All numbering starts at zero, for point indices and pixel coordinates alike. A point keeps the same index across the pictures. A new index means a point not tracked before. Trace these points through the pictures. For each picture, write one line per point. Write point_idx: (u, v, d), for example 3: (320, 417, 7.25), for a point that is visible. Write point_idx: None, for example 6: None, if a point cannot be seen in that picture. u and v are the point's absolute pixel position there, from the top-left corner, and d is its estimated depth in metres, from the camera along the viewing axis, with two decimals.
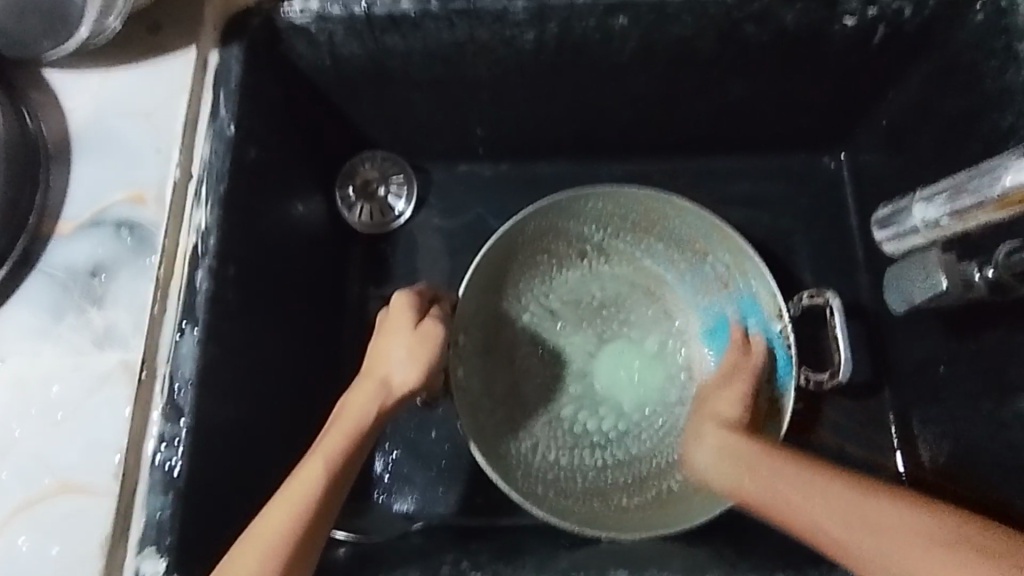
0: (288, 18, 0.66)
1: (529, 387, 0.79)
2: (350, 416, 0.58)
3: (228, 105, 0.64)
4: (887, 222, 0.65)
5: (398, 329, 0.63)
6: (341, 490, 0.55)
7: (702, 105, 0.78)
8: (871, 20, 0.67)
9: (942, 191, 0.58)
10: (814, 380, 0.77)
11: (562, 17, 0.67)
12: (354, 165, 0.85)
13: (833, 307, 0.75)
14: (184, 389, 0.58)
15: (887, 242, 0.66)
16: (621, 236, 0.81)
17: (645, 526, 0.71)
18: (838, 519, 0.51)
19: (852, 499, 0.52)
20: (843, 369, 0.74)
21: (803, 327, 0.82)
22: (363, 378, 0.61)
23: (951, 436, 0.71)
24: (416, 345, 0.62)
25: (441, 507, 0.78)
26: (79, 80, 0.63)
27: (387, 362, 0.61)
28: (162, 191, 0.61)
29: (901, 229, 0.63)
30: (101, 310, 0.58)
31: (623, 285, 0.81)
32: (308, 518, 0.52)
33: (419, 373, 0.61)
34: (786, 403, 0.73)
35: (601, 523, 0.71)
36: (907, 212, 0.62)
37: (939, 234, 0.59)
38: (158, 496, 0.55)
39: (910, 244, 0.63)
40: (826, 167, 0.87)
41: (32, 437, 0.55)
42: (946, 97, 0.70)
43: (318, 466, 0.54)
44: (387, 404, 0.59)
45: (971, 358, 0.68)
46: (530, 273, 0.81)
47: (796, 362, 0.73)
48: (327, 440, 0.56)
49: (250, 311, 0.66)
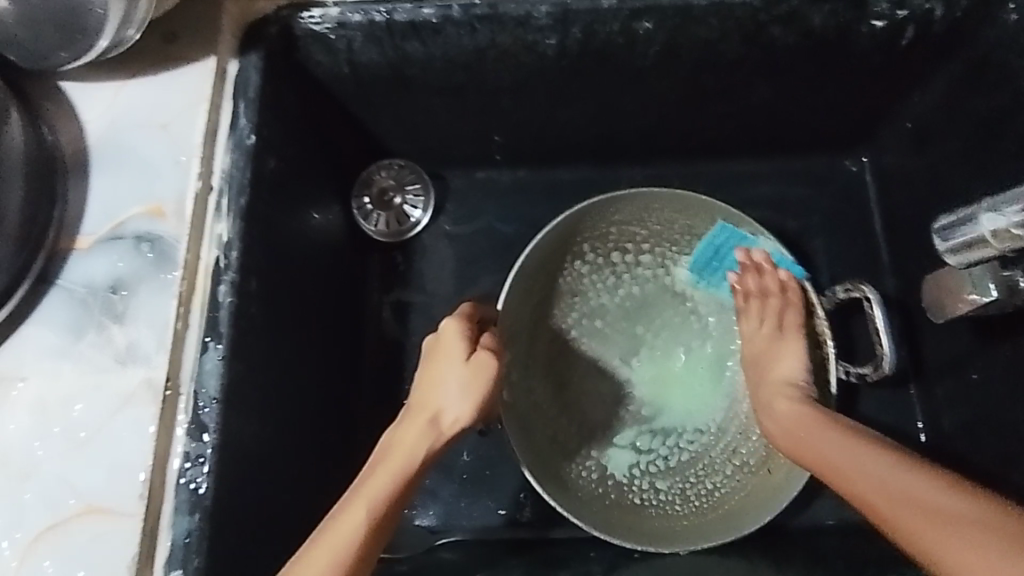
0: (307, 25, 0.65)
1: (568, 391, 0.78)
2: (397, 456, 0.56)
3: (249, 114, 0.63)
4: (949, 231, 0.60)
5: (449, 361, 0.60)
6: (384, 532, 0.54)
7: (725, 108, 0.77)
8: (900, 21, 0.66)
9: (1021, 197, 0.55)
10: (856, 373, 0.76)
11: (586, 22, 0.66)
12: (371, 174, 0.84)
13: (871, 299, 0.73)
14: (210, 406, 0.57)
15: (950, 252, 0.60)
16: (659, 241, 0.80)
17: (691, 535, 0.71)
18: (880, 490, 0.52)
19: (913, 482, 0.52)
20: (888, 363, 0.73)
21: (839, 319, 0.81)
22: (414, 410, 0.59)
23: (985, 443, 0.70)
24: (470, 380, 0.60)
25: (466, 521, 0.77)
26: (95, 91, 0.62)
27: (440, 397, 0.59)
28: (183, 204, 0.59)
29: (966, 239, 0.58)
30: (123, 326, 0.56)
31: (661, 288, 0.80)
32: (351, 564, 0.51)
33: (472, 410, 0.59)
34: (827, 402, 0.71)
35: (649, 536, 0.71)
36: (974, 221, 0.58)
37: (1011, 244, 0.56)
38: (184, 517, 0.54)
39: (974, 257, 0.59)
40: (848, 170, 0.86)
41: (55, 458, 0.53)
42: (976, 97, 0.68)
43: (363, 513, 0.52)
44: (438, 443, 0.57)
45: (1006, 363, 0.67)
46: (566, 278, 0.79)
47: (833, 360, 0.72)
48: (373, 481, 0.54)
49: (274, 325, 0.65)
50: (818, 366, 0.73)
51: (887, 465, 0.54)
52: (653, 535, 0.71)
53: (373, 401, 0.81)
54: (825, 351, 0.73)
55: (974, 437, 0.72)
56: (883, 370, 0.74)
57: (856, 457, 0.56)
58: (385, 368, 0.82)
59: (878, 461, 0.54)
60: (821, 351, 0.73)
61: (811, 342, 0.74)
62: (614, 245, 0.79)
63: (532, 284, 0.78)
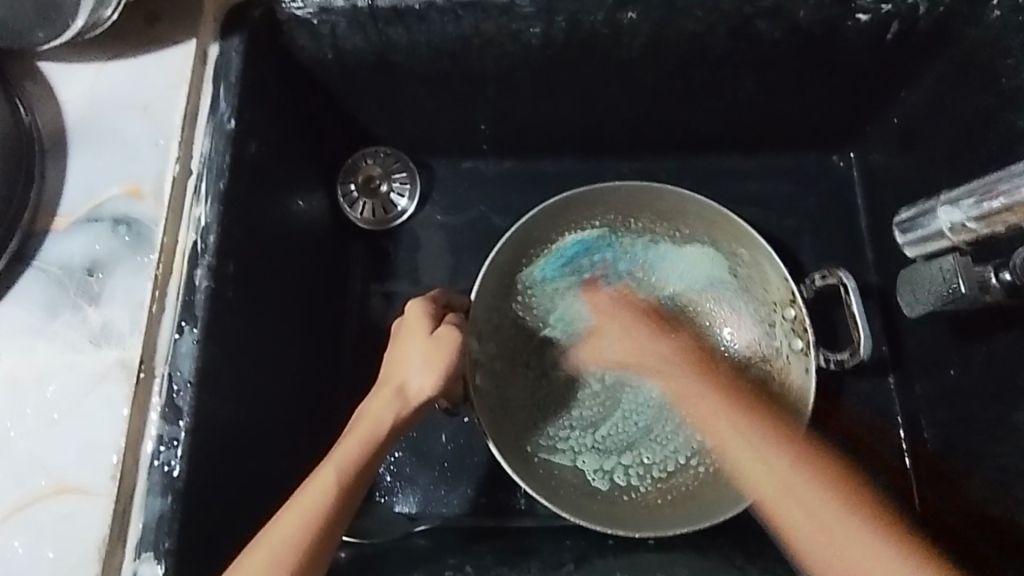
0: (290, 10, 0.65)
1: (547, 384, 0.77)
2: (364, 425, 0.56)
3: (229, 98, 0.63)
4: (909, 225, 0.63)
5: (413, 335, 0.61)
6: (351, 504, 0.54)
7: (711, 102, 0.77)
8: (884, 17, 0.66)
9: (976, 191, 0.56)
10: (835, 360, 0.76)
11: (570, 11, 0.66)
12: (356, 161, 0.84)
13: (846, 284, 0.74)
14: (183, 389, 0.56)
15: (910, 244, 0.63)
16: (636, 234, 0.79)
17: (669, 524, 0.71)
18: (775, 482, 0.59)
19: (804, 498, 0.56)
20: (864, 346, 0.72)
21: (820, 314, 0.81)
22: (380, 385, 0.60)
23: (963, 441, 0.70)
24: (432, 351, 0.60)
25: (444, 508, 0.77)
26: (75, 71, 0.62)
27: (404, 370, 0.60)
28: (161, 186, 0.59)
29: (925, 231, 0.61)
30: (98, 308, 0.56)
31: (644, 280, 0.78)
32: (320, 529, 0.51)
33: (435, 380, 0.59)
34: (808, 383, 0.72)
35: (628, 526, 0.70)
36: (933, 215, 0.60)
37: (966, 238, 0.58)
38: (156, 498, 0.54)
39: (933, 248, 0.61)
40: (835, 166, 0.86)
41: (28, 437, 0.53)
42: (961, 94, 0.68)
43: (330, 474, 0.53)
44: (401, 413, 0.58)
45: (983, 361, 0.67)
46: (543, 275, 0.79)
47: (813, 343, 0.73)
48: (340, 447, 0.55)
49: (251, 310, 0.65)
50: (798, 349, 0.74)
51: (779, 464, 0.60)
52: (633, 526, 0.71)
53: (354, 388, 0.81)
54: (804, 335, 0.74)
55: (953, 435, 0.72)
56: (861, 355, 0.73)
57: (741, 436, 0.65)
58: (368, 356, 0.82)
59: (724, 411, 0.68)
60: (800, 334, 0.74)
61: (789, 326, 0.75)
62: (590, 240, 0.79)
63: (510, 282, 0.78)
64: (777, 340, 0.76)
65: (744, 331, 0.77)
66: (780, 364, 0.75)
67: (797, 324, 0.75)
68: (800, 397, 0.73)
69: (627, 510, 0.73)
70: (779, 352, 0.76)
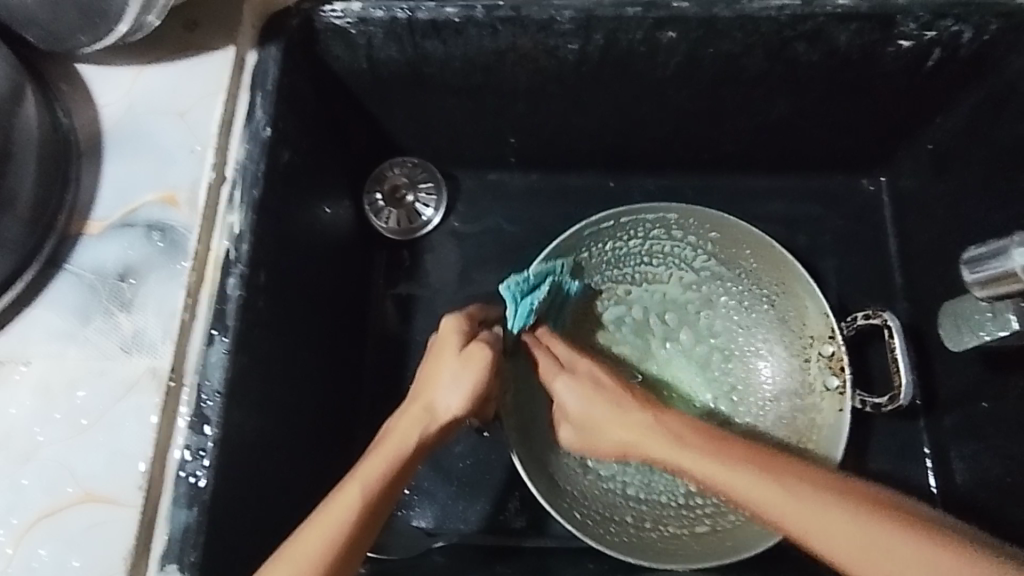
0: (329, 20, 0.64)
1: None
2: (391, 442, 0.56)
3: (266, 106, 0.62)
4: (978, 263, 0.60)
5: (444, 354, 0.61)
6: (376, 521, 0.53)
7: (744, 122, 0.77)
8: (926, 43, 0.65)
9: None
10: (871, 403, 0.75)
11: (609, 29, 0.65)
12: (383, 171, 0.84)
13: (891, 327, 0.74)
14: (213, 400, 0.56)
15: (978, 284, 0.60)
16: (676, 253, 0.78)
17: (696, 555, 0.69)
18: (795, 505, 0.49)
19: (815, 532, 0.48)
20: (906, 394, 0.72)
21: (855, 347, 0.80)
22: (411, 402, 0.60)
23: (993, 476, 0.69)
24: (460, 368, 0.60)
25: (461, 525, 0.76)
26: (113, 75, 0.62)
27: (434, 390, 0.60)
28: (196, 194, 0.59)
29: (995, 271, 0.58)
30: (130, 315, 0.56)
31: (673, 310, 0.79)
32: (342, 549, 0.51)
33: (464, 403, 0.59)
34: (842, 424, 0.70)
35: (652, 554, 0.69)
36: (1005, 255, 0.57)
37: None
38: (182, 509, 0.53)
39: (1003, 289, 0.58)
40: (864, 189, 0.85)
41: (57, 443, 0.53)
42: (999, 124, 0.68)
43: (356, 492, 0.53)
44: (429, 432, 0.58)
45: (1017, 395, 0.66)
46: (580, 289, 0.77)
47: (850, 384, 0.71)
48: (368, 464, 0.55)
49: (278, 319, 0.64)
50: (832, 388, 0.72)
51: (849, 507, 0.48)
52: (660, 554, 0.69)
53: (374, 400, 0.81)
54: (840, 373, 0.72)
55: (982, 468, 0.71)
56: (899, 402, 0.73)
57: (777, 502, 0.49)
58: (390, 368, 0.82)
59: (788, 475, 0.51)
60: (836, 373, 0.72)
61: (825, 363, 0.73)
62: (633, 253, 0.78)
63: (547, 295, 0.76)
64: (811, 375, 0.74)
65: (777, 365, 0.75)
66: (811, 401, 0.73)
67: (834, 361, 0.72)
68: (833, 438, 0.71)
69: (648, 534, 0.71)
70: (814, 389, 0.73)
